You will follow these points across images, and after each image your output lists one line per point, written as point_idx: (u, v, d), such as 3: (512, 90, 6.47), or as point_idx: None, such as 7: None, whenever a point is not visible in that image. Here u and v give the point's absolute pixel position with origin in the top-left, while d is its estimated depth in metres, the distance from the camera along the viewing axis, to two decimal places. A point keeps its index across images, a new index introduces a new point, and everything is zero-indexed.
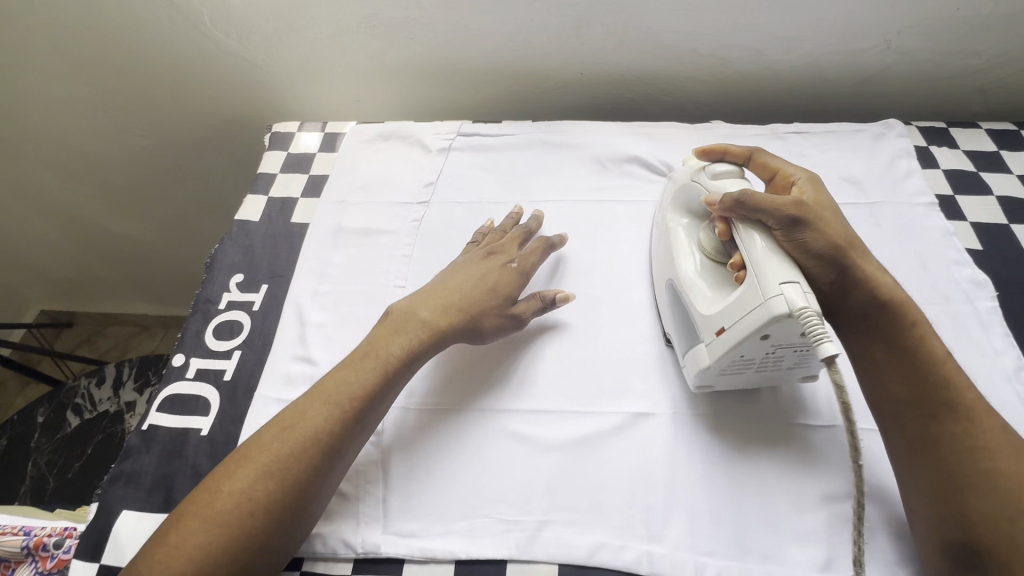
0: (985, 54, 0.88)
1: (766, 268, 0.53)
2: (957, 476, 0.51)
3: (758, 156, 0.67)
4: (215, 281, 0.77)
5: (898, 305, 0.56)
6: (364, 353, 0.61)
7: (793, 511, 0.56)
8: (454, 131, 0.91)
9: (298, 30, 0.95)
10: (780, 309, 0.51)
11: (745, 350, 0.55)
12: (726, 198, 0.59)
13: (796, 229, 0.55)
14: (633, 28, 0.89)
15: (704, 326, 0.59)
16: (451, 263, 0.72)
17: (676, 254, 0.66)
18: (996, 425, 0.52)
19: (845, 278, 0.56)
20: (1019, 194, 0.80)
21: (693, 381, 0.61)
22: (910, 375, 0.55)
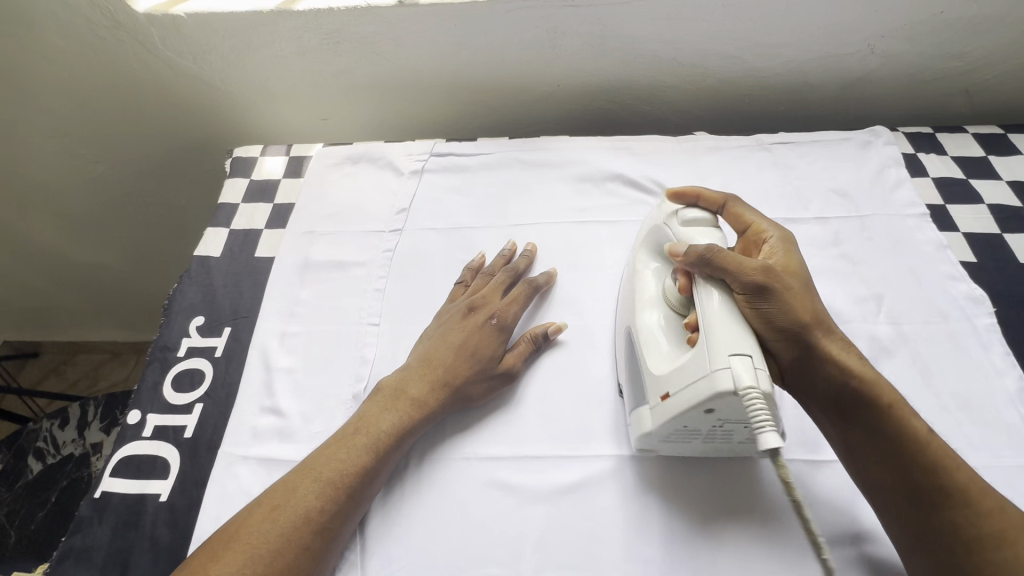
0: (970, 56, 0.86)
1: (716, 337, 0.49)
2: (961, 570, 0.47)
3: (732, 205, 0.62)
4: (174, 326, 0.72)
5: (872, 382, 0.51)
6: (352, 429, 0.58)
7: (797, 559, 0.53)
8: (427, 152, 0.86)
9: (257, 48, 0.89)
10: (726, 385, 0.47)
11: (688, 418, 0.51)
12: (690, 250, 0.55)
13: (761, 297, 0.52)
14: (611, 38, 0.85)
15: (652, 387, 0.54)
16: (428, 327, 0.68)
17: (640, 303, 0.61)
18: (993, 515, 0.47)
19: (812, 354, 0.52)
20: (1010, 201, 0.78)
21: (635, 442, 0.58)
22: (889, 459, 0.50)
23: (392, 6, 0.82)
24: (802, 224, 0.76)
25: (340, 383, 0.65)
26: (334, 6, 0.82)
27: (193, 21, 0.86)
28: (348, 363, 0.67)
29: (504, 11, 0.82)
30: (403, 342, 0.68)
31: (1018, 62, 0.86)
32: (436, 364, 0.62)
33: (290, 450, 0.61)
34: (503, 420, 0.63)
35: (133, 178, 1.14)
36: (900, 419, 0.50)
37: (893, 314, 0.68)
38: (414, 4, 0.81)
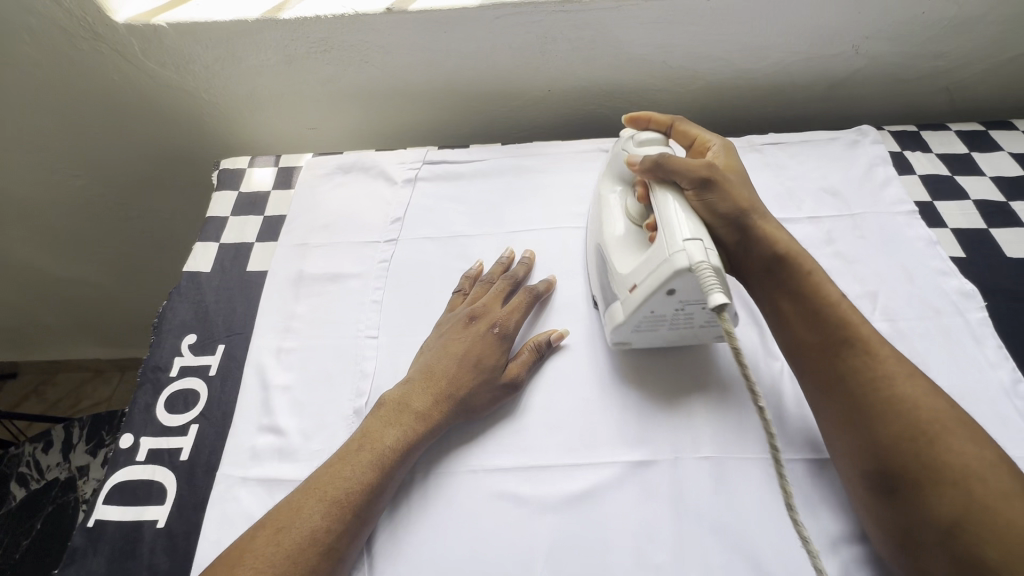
0: (950, 56, 0.88)
1: (672, 226, 0.57)
2: (864, 407, 0.51)
3: (678, 124, 0.72)
4: (165, 345, 0.70)
5: (790, 254, 0.59)
6: (357, 445, 0.57)
7: (807, 557, 0.54)
8: (420, 160, 0.85)
9: (241, 58, 0.88)
10: (681, 262, 0.54)
11: (655, 305, 0.57)
12: (644, 159, 0.62)
13: (706, 187, 0.60)
14: (601, 43, 0.85)
15: (620, 285, 0.61)
16: (429, 336, 0.67)
17: (604, 222, 0.67)
18: (890, 353, 0.53)
19: (746, 234, 0.60)
20: (994, 196, 0.80)
21: (611, 338, 0.64)
22: (810, 318, 0.56)
23: (380, 13, 0.81)
24: (795, 224, 0.77)
25: (341, 397, 0.64)
26: (321, 15, 0.81)
27: (174, 31, 0.84)
28: (348, 377, 0.66)
29: (493, 17, 0.81)
30: (403, 354, 0.67)
31: (996, 60, 0.88)
32: (438, 375, 0.61)
33: (291, 470, 0.60)
34: (507, 430, 0.62)
35: (115, 192, 1.11)
36: (810, 282, 0.57)
37: (888, 310, 0.69)
38: (403, 12, 0.81)
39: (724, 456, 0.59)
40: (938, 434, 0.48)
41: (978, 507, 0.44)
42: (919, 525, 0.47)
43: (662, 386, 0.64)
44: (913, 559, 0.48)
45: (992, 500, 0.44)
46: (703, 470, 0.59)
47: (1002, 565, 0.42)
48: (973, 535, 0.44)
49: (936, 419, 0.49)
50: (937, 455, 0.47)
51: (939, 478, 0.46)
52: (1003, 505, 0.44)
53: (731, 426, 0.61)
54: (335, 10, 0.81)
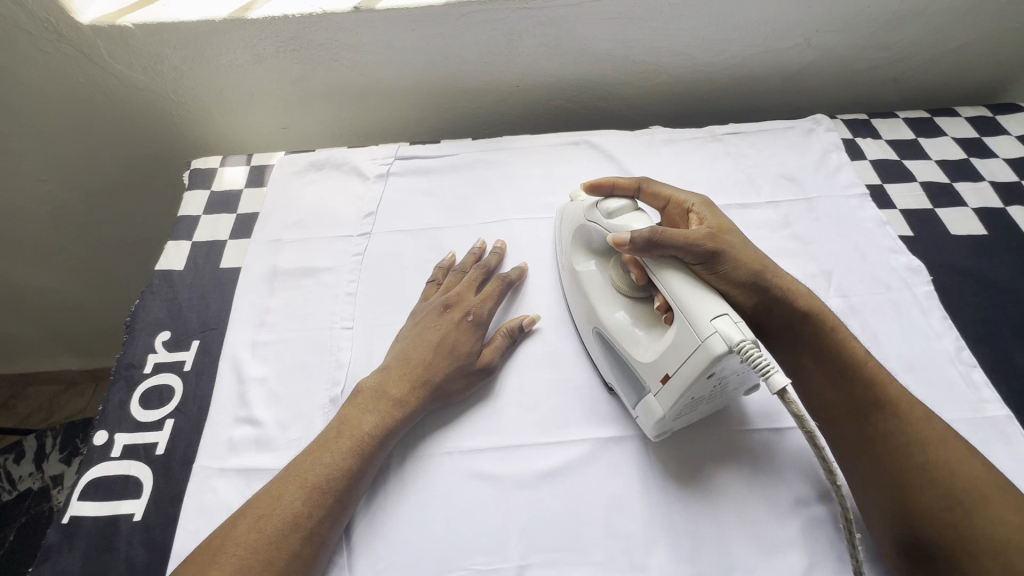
0: (896, 47, 0.92)
1: (692, 307, 0.52)
2: (896, 474, 0.52)
3: (647, 185, 0.68)
4: (138, 343, 0.70)
5: (817, 313, 0.57)
6: (336, 433, 0.58)
7: (769, 520, 0.56)
8: (392, 155, 0.87)
9: (210, 58, 0.88)
10: (719, 347, 0.49)
11: (695, 391, 0.53)
12: (636, 236, 0.57)
13: (713, 259, 0.56)
14: (566, 38, 0.88)
15: (648, 374, 0.56)
16: (405, 323, 0.68)
17: (596, 303, 0.64)
18: (923, 417, 0.53)
19: (766, 296, 0.57)
20: (938, 178, 0.84)
21: (649, 431, 0.59)
22: (838, 382, 0.56)
23: (348, 12, 0.82)
24: (754, 208, 0.81)
25: (317, 388, 0.65)
26: (289, 14, 0.82)
27: (141, 32, 0.84)
28: (323, 367, 0.67)
29: (460, 14, 0.83)
30: (378, 344, 0.68)
31: (938, 51, 0.93)
32: (414, 363, 0.62)
33: (269, 459, 0.60)
34: (484, 413, 0.64)
35: (84, 197, 1.10)
36: (837, 341, 0.56)
37: (842, 287, 0.72)
38: (371, 10, 0.82)
39: (692, 428, 0.62)
40: (974, 503, 0.48)
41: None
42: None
43: None
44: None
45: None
46: (670, 444, 0.61)
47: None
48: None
49: (971, 485, 0.49)
50: (974, 526, 0.47)
51: (978, 548, 0.46)
52: None
53: None
54: (302, 9, 0.82)
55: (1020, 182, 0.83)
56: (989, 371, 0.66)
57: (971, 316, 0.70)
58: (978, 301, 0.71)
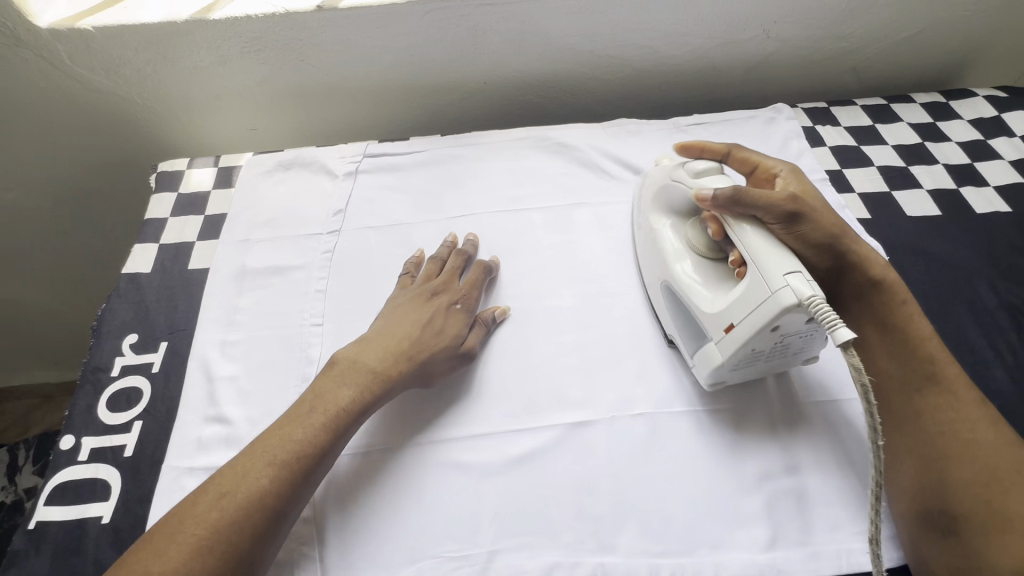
0: (852, 37, 0.95)
1: (766, 261, 0.53)
2: (941, 446, 0.52)
3: (736, 151, 0.69)
4: (105, 346, 0.70)
5: (887, 284, 0.59)
6: (310, 408, 0.57)
7: (734, 496, 0.58)
8: (361, 153, 0.87)
9: (174, 60, 0.87)
10: (790, 299, 0.50)
11: (757, 342, 0.54)
12: (719, 193, 0.58)
13: (793, 221, 0.57)
14: (530, 33, 0.89)
15: (712, 324, 0.58)
16: (391, 300, 0.69)
17: (668, 259, 0.65)
18: (975, 400, 0.54)
19: (840, 261, 0.59)
20: (894, 162, 0.87)
21: (705, 379, 0.60)
22: (900, 352, 0.57)
23: (311, 11, 0.82)
24: None
25: (288, 384, 0.65)
26: (252, 15, 0.82)
27: (102, 34, 0.84)
28: (294, 364, 0.67)
29: (423, 12, 0.84)
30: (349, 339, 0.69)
31: (892, 40, 0.96)
32: (400, 338, 0.63)
33: None
34: (456, 402, 0.64)
35: (51, 204, 1.08)
36: (901, 314, 0.58)
37: None
38: (335, 9, 0.82)
39: (659, 410, 0.63)
40: (1013, 485, 0.50)
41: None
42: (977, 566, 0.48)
43: (594, 351, 0.68)
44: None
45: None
46: (638, 427, 0.62)
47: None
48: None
49: (1013, 469, 0.51)
50: (1008, 506, 0.49)
51: (1009, 526, 0.48)
52: None
53: (665, 382, 0.65)
54: (264, 9, 0.82)
55: (971, 164, 0.86)
56: (943, 344, 0.68)
57: (926, 293, 0.72)
58: (932, 278, 0.74)
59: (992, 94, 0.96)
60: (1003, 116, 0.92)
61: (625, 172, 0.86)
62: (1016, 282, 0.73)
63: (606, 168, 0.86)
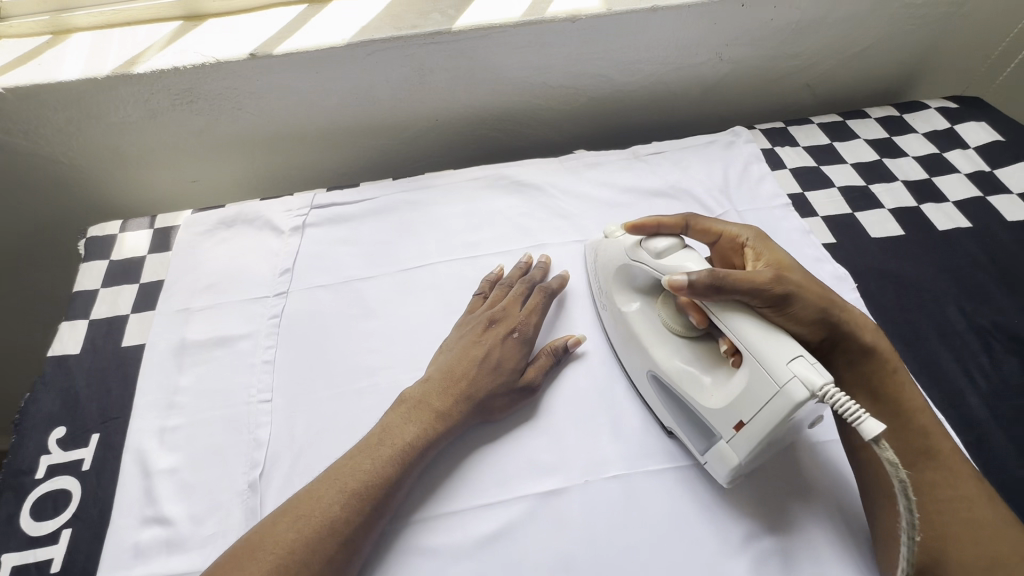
0: (803, 56, 0.94)
1: (764, 348, 0.49)
2: (938, 522, 0.50)
3: (695, 221, 0.64)
4: (29, 443, 0.63)
5: (877, 352, 0.56)
6: (379, 440, 0.57)
7: (718, 560, 0.55)
8: (307, 205, 0.82)
9: (98, 117, 0.81)
10: (801, 394, 0.46)
11: (772, 436, 0.50)
12: (696, 281, 0.52)
13: (782, 303, 0.54)
14: (478, 69, 0.85)
15: (717, 420, 0.53)
16: (451, 335, 0.67)
17: (649, 347, 0.61)
18: (970, 477, 0.52)
19: (832, 332, 0.56)
20: (855, 182, 0.86)
21: (722, 478, 0.55)
22: (896, 427, 0.54)
23: (243, 59, 0.77)
24: None
25: (234, 472, 0.60)
26: (178, 66, 0.77)
27: (15, 95, 0.77)
28: (240, 449, 0.61)
29: (365, 54, 0.80)
30: (301, 416, 0.63)
31: (843, 56, 0.96)
32: (458, 375, 0.62)
33: (181, 562, 0.55)
34: (429, 482, 0.60)
35: None
36: (894, 384, 0.56)
37: None
38: (268, 55, 0.77)
39: (633, 470, 0.60)
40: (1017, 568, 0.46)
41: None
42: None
43: (564, 409, 0.64)
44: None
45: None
46: (613, 491, 0.59)
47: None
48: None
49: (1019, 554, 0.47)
50: None
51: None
52: None
53: (638, 439, 0.62)
54: (191, 59, 0.77)
55: (929, 179, 0.86)
56: (918, 373, 0.67)
57: (896, 319, 0.71)
58: (903, 304, 0.72)
59: (943, 105, 0.97)
60: (955, 128, 0.93)
61: (586, 209, 0.83)
62: (983, 302, 0.72)
63: (565, 206, 0.83)
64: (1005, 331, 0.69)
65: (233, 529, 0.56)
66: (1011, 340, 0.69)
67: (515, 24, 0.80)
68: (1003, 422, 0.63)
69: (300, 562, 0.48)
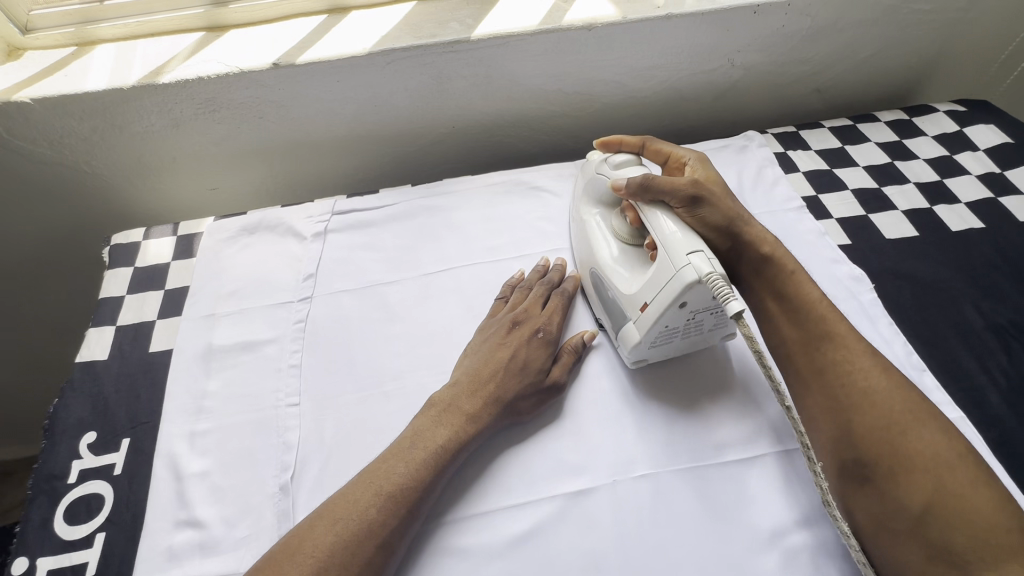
0: (813, 61, 0.96)
1: (673, 243, 0.59)
2: (842, 398, 0.54)
3: (650, 143, 0.75)
4: (61, 449, 0.64)
5: (776, 258, 0.63)
6: (409, 443, 0.57)
7: (748, 558, 0.55)
8: (328, 212, 0.83)
9: (125, 125, 0.83)
10: (691, 276, 0.56)
11: (668, 319, 0.60)
12: (631, 180, 0.65)
13: (694, 204, 0.63)
14: (495, 76, 0.87)
15: (630, 304, 0.63)
16: (475, 340, 0.68)
17: (593, 246, 0.71)
18: (866, 351, 0.56)
19: (737, 242, 0.63)
20: (868, 184, 0.87)
21: (629, 358, 0.65)
22: (796, 317, 0.60)
23: (267, 68, 0.79)
24: None
25: (265, 475, 0.60)
26: (203, 76, 0.78)
27: (42, 105, 0.79)
28: (270, 451, 0.62)
29: (385, 62, 0.81)
30: (329, 419, 0.64)
31: (852, 62, 0.98)
32: (486, 378, 0.62)
33: (214, 563, 0.55)
34: (461, 486, 0.60)
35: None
36: (791, 281, 0.61)
37: None
38: (291, 65, 0.79)
39: (661, 471, 0.60)
40: (909, 425, 0.51)
41: (943, 494, 0.47)
42: (892, 514, 0.49)
43: (591, 411, 0.65)
44: (885, 548, 0.50)
45: (957, 487, 0.48)
46: (642, 491, 0.59)
47: (967, 547, 0.46)
48: (942, 519, 0.47)
49: (908, 411, 0.52)
50: (908, 445, 0.50)
51: (910, 467, 0.49)
52: (967, 491, 0.47)
53: (663, 439, 0.63)
54: (215, 70, 0.78)
55: (941, 181, 0.87)
56: (936, 370, 0.67)
57: (913, 318, 0.72)
58: (920, 305, 0.73)
59: (951, 109, 0.98)
60: (964, 131, 0.94)
61: None
62: (999, 302, 0.73)
63: None
64: (1021, 329, 0.70)
65: (266, 532, 0.57)
66: None
67: (533, 32, 0.82)
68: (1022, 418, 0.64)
69: (338, 563, 0.48)
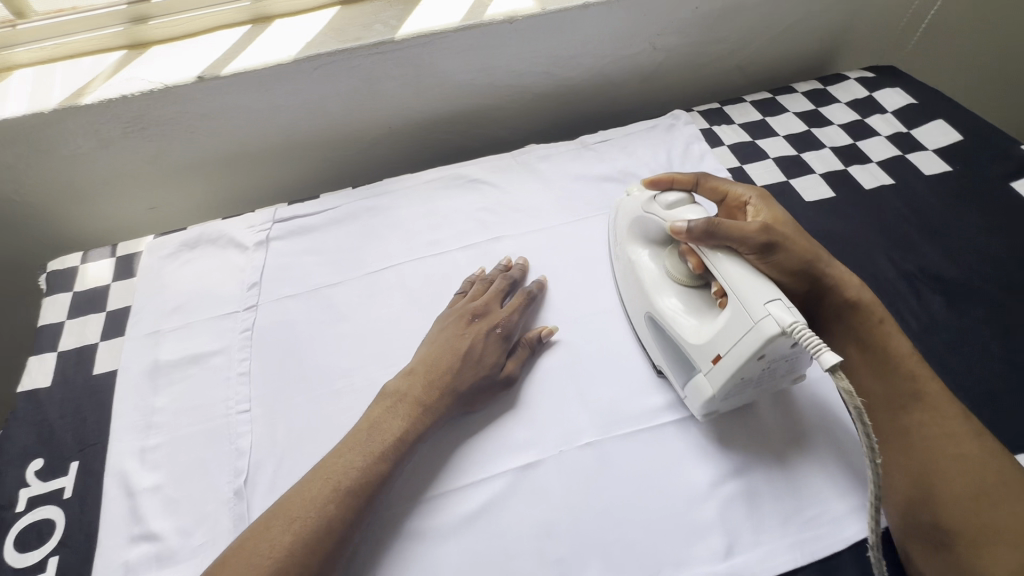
0: (730, 40, 1.00)
1: (745, 290, 0.55)
2: (928, 461, 0.55)
3: (705, 180, 0.71)
4: (7, 479, 0.63)
5: (864, 304, 0.62)
6: (368, 434, 0.59)
7: (688, 506, 0.59)
8: (269, 220, 0.84)
9: (50, 149, 0.82)
10: (772, 328, 0.51)
11: (745, 372, 0.55)
12: (693, 226, 0.59)
13: (768, 251, 0.60)
14: (426, 74, 0.88)
15: (701, 355, 0.59)
16: (433, 328, 0.70)
17: (649, 290, 0.67)
18: (958, 415, 0.56)
19: (818, 285, 0.62)
20: (788, 152, 0.92)
21: (698, 409, 0.62)
22: (882, 372, 0.59)
23: (192, 82, 0.79)
24: None
25: (219, 482, 0.61)
26: (128, 94, 0.78)
27: None
28: (222, 459, 0.63)
29: (313, 67, 0.82)
30: (281, 422, 0.65)
31: (766, 38, 1.03)
32: (438, 366, 0.64)
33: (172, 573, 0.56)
34: (413, 472, 0.62)
35: None
36: (878, 333, 0.61)
37: None
38: (216, 77, 0.79)
39: (602, 437, 0.63)
40: (1000, 496, 0.51)
41: None
42: None
43: (535, 387, 0.68)
44: None
45: None
46: (585, 458, 0.62)
47: None
48: None
49: (999, 481, 0.52)
50: (994, 517, 0.51)
51: (996, 541, 0.50)
52: None
53: (604, 407, 0.66)
54: (139, 87, 0.78)
55: (854, 144, 0.93)
56: None
57: None
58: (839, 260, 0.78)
59: (861, 75, 1.04)
60: (873, 95, 1.00)
61: (540, 199, 0.86)
62: (909, 250, 0.78)
63: (521, 199, 0.87)
64: (929, 275, 0.76)
65: (222, 536, 0.58)
66: (935, 282, 0.75)
67: (455, 30, 0.84)
68: (932, 354, 0.69)
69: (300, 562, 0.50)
